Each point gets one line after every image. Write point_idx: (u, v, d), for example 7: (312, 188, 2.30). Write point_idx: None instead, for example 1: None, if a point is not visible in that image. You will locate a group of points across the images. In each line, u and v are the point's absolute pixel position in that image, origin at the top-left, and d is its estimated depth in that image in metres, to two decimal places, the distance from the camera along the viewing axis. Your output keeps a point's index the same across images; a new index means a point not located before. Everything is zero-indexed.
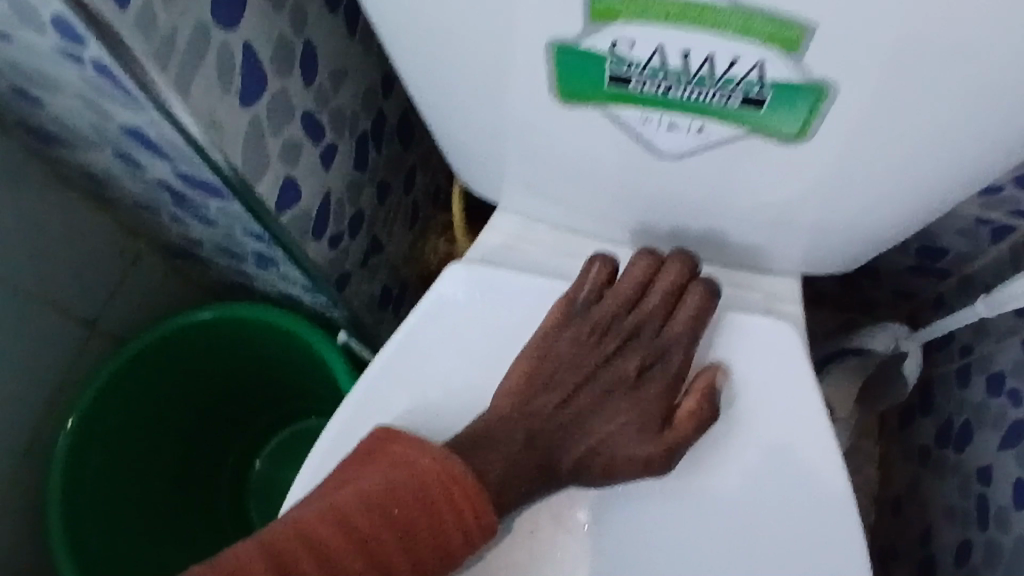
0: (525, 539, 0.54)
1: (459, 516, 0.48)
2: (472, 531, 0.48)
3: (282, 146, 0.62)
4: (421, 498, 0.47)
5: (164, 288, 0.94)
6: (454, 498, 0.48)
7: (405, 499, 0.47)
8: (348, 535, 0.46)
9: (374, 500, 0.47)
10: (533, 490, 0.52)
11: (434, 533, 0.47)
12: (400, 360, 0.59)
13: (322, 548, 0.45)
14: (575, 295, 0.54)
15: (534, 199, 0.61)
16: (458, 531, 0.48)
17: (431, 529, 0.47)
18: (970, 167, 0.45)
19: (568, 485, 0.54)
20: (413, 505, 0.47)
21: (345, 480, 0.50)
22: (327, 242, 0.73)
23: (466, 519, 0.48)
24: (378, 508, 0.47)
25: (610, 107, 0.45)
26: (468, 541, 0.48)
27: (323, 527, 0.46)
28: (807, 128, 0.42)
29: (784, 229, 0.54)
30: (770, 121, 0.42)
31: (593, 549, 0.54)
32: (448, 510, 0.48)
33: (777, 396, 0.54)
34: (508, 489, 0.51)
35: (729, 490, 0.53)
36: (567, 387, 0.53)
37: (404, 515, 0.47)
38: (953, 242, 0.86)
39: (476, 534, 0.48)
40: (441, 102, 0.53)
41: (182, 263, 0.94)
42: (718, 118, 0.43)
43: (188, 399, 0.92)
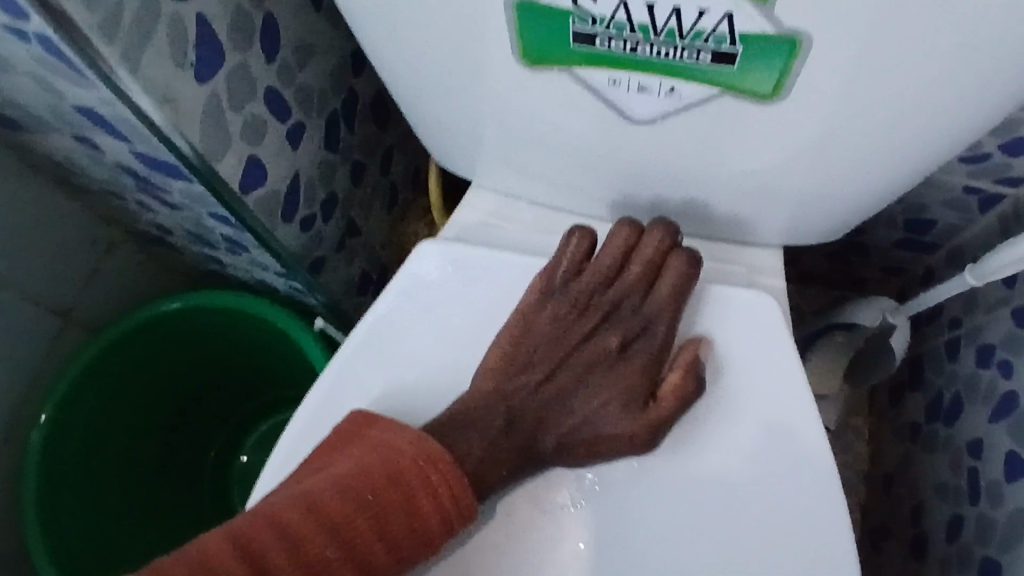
0: (503, 523, 0.52)
1: (439, 502, 0.45)
2: (450, 515, 0.46)
3: (244, 124, 0.60)
4: (396, 483, 0.45)
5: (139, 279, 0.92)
6: (432, 483, 0.45)
7: (380, 486, 0.45)
8: (321, 523, 0.43)
9: (349, 485, 0.45)
10: (512, 474, 0.49)
11: (411, 520, 0.45)
12: (372, 342, 0.56)
13: (292, 535, 0.43)
14: (554, 269, 0.51)
15: (509, 174, 0.59)
16: (436, 517, 0.45)
17: (408, 515, 0.45)
18: (954, 128, 0.43)
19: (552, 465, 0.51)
20: (389, 490, 0.45)
21: (321, 464, 0.48)
22: (298, 224, 0.71)
23: (443, 502, 0.45)
24: (353, 496, 0.44)
25: (577, 69, 0.43)
26: (446, 528, 0.46)
27: (295, 517, 0.43)
28: (782, 85, 0.40)
29: (764, 197, 0.53)
30: (742, 78, 0.40)
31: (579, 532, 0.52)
32: (426, 495, 0.45)
33: (761, 370, 0.52)
34: (483, 473, 0.48)
35: (716, 468, 0.51)
36: (547, 366, 0.50)
37: (379, 502, 0.44)
38: (939, 215, 0.84)
39: (454, 520, 0.46)
40: (405, 70, 0.51)
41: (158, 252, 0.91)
42: (688, 77, 0.41)
43: (166, 391, 0.90)
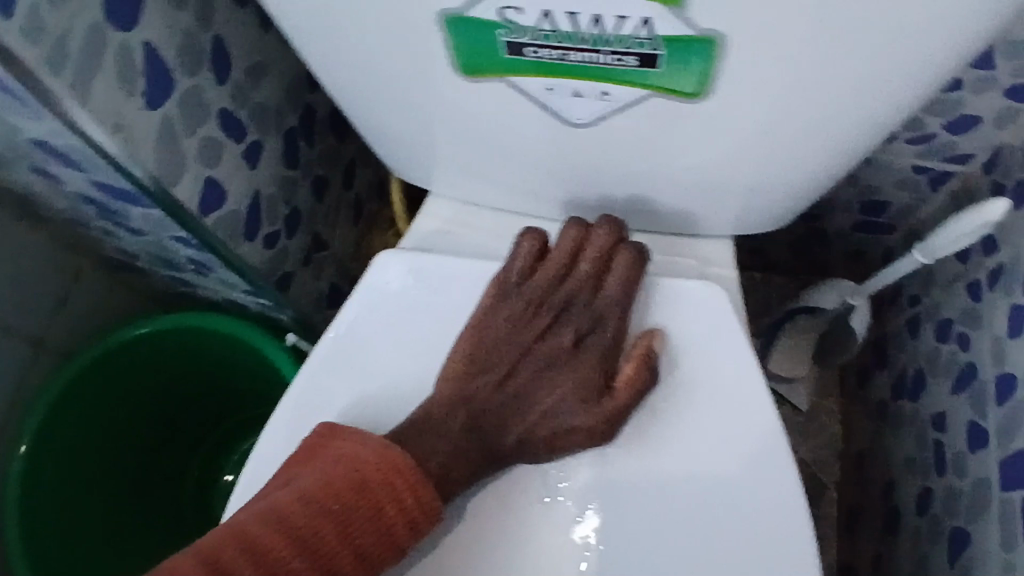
0: (472, 527, 0.53)
1: (402, 506, 0.46)
2: (416, 516, 0.47)
3: (199, 147, 0.60)
4: (361, 491, 0.46)
5: (111, 305, 0.92)
6: (394, 487, 0.46)
7: (344, 494, 0.46)
8: (288, 534, 0.44)
9: (313, 497, 0.45)
10: (475, 473, 0.51)
11: (377, 524, 0.46)
12: (336, 354, 0.57)
13: (258, 547, 0.43)
14: (508, 273, 0.53)
15: (463, 182, 0.61)
16: (400, 519, 0.46)
17: (373, 520, 0.46)
18: (878, 115, 0.45)
19: (514, 462, 0.52)
20: (354, 498, 0.46)
21: (288, 477, 0.49)
22: (262, 243, 0.72)
23: (408, 506, 0.46)
24: (318, 507, 0.45)
25: (512, 78, 0.44)
26: (412, 529, 0.47)
27: (261, 530, 0.44)
28: (707, 84, 0.42)
29: (708, 190, 0.54)
30: (669, 79, 0.42)
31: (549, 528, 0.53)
32: (391, 501, 0.46)
33: (712, 358, 0.54)
34: (446, 474, 0.49)
35: (674, 456, 0.52)
36: (504, 366, 0.51)
37: (344, 510, 0.45)
38: (892, 196, 0.87)
39: (419, 521, 0.47)
40: (352, 86, 0.52)
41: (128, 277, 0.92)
42: (618, 81, 0.42)
43: (144, 413, 0.91)
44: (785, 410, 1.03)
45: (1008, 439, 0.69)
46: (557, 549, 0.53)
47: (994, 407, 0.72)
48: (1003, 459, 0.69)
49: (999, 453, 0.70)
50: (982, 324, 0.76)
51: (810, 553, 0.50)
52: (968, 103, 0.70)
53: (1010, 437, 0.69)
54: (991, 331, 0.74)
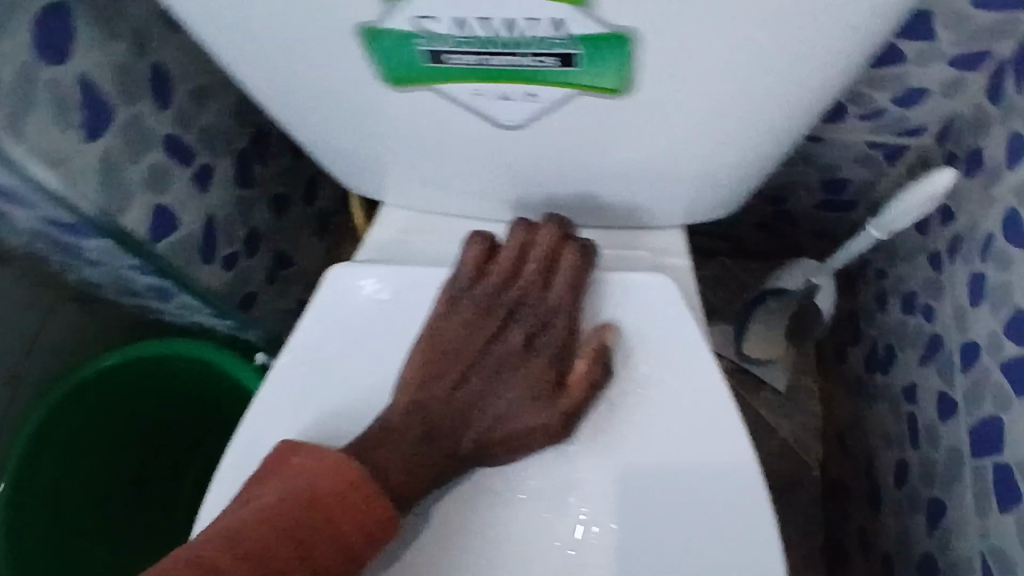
0: (434, 533, 0.53)
1: (357, 518, 0.46)
2: (373, 528, 0.47)
3: (145, 174, 0.60)
4: (315, 508, 0.46)
5: (86, 335, 0.91)
6: (349, 499, 0.47)
7: (299, 511, 0.46)
8: (246, 553, 0.44)
9: (267, 515, 0.46)
10: (433, 482, 0.51)
11: (333, 538, 0.46)
12: (294, 370, 0.57)
13: (205, 565, 0.43)
14: (456, 278, 0.53)
15: (413, 191, 0.61)
16: (357, 532, 0.46)
17: (329, 533, 0.46)
18: (805, 98, 0.45)
19: (474, 467, 0.52)
20: (309, 512, 0.46)
21: (246, 498, 0.49)
22: (220, 265, 0.71)
23: (364, 520, 0.47)
24: (274, 524, 0.45)
25: (438, 87, 0.44)
26: (370, 542, 0.47)
27: (217, 555, 0.44)
28: (630, 79, 0.42)
29: (651, 182, 0.54)
30: (591, 77, 0.42)
31: (512, 531, 0.53)
32: (346, 515, 0.46)
33: (666, 349, 0.54)
34: (402, 485, 0.49)
35: (631, 448, 0.53)
36: (457, 371, 0.52)
37: (299, 525, 0.46)
38: (852, 174, 0.87)
39: (377, 533, 0.47)
40: (287, 103, 0.52)
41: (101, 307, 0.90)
42: (542, 81, 0.43)
43: (125, 434, 0.90)
44: (764, 392, 1.04)
45: (975, 407, 0.69)
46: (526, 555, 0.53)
47: (960, 376, 0.72)
48: (972, 428, 0.70)
49: (968, 421, 0.70)
50: (945, 294, 0.76)
51: (772, 536, 0.50)
52: (914, 76, 0.70)
53: (977, 405, 0.69)
54: (953, 301, 0.74)
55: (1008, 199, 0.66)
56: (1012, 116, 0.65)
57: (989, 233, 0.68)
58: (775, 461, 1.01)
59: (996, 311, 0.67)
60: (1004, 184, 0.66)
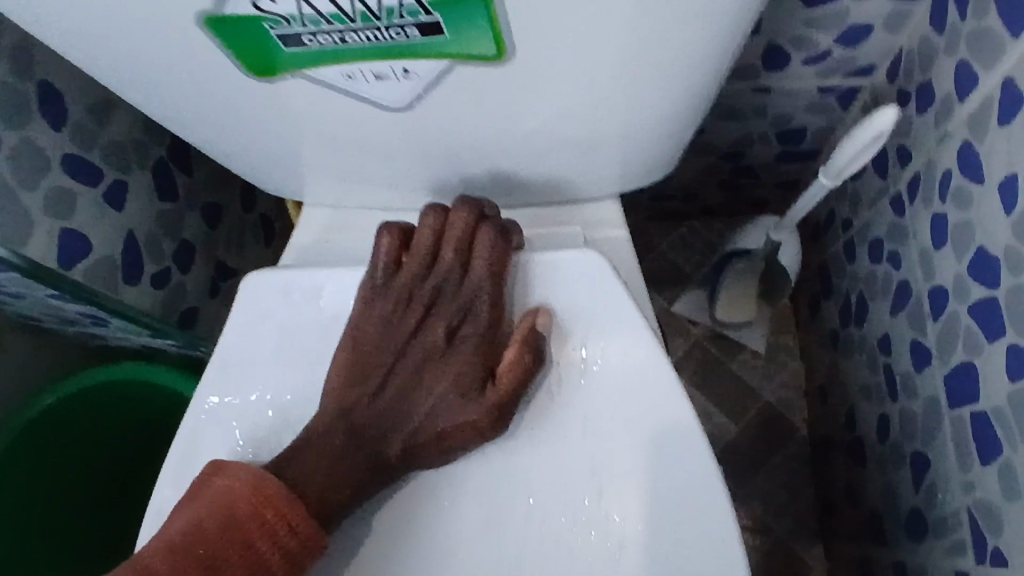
0: (372, 551, 0.50)
1: (275, 535, 0.45)
2: (293, 548, 0.45)
3: (46, 198, 0.57)
4: (230, 530, 0.45)
5: (37, 370, 0.81)
6: (268, 519, 0.45)
7: (214, 538, 0.44)
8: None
9: (181, 545, 0.44)
10: (365, 491, 0.49)
11: (252, 562, 0.45)
12: (220, 388, 0.54)
13: None
14: (373, 273, 0.52)
15: (329, 186, 0.58)
16: (276, 554, 0.45)
17: (247, 558, 0.45)
18: (702, 45, 0.42)
19: (408, 473, 0.51)
20: (224, 537, 0.45)
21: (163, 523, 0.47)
22: (149, 284, 0.69)
23: (286, 539, 0.45)
24: (188, 553, 0.44)
25: (310, 72, 0.43)
26: (291, 563, 0.45)
27: None
28: (503, 45, 0.40)
29: (569, 152, 0.51)
30: (461, 46, 0.40)
31: (455, 538, 0.49)
32: (264, 535, 0.45)
33: (599, 328, 0.51)
34: (329, 497, 0.48)
35: (570, 436, 0.50)
36: (380, 371, 0.50)
37: (214, 553, 0.44)
38: (805, 122, 0.83)
39: (298, 554, 0.45)
40: (174, 105, 0.49)
41: (51, 336, 0.81)
42: (412, 56, 0.41)
43: (64, 489, 0.79)
44: (743, 355, 1.01)
45: (947, 354, 0.66)
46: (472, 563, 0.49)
47: (931, 323, 0.69)
48: (947, 375, 0.66)
49: (942, 368, 0.67)
50: (908, 237, 0.72)
51: (726, 512, 0.48)
52: (852, 12, 0.66)
53: (949, 351, 0.66)
54: (918, 245, 0.70)
55: (961, 132, 0.62)
56: (957, 43, 0.61)
57: (947, 169, 0.64)
58: (760, 423, 0.99)
59: (959, 252, 0.63)
60: (955, 118, 0.63)
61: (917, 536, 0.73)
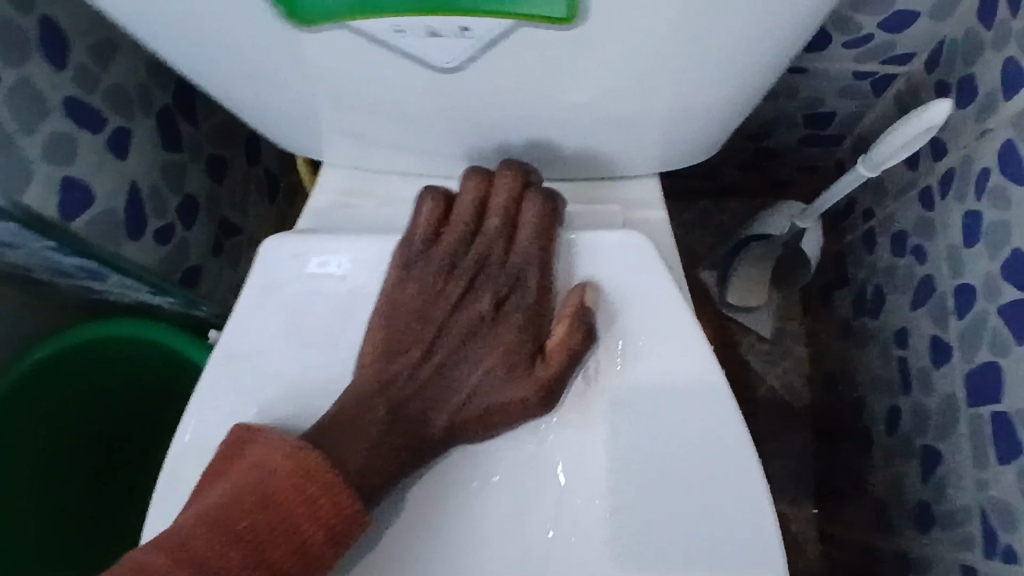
0: (408, 526, 0.48)
1: (315, 511, 0.42)
2: (336, 525, 0.42)
3: (46, 143, 0.53)
4: (270, 506, 0.42)
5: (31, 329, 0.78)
6: (307, 494, 0.42)
7: (253, 512, 0.42)
8: (195, 572, 0.40)
9: (217, 520, 0.41)
10: (405, 468, 0.47)
11: (292, 537, 0.42)
12: (236, 356, 0.52)
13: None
14: (410, 240, 0.48)
15: (352, 148, 0.55)
16: (318, 531, 0.42)
17: (287, 532, 0.42)
18: (774, 23, 0.39)
19: (448, 449, 0.48)
20: (263, 512, 0.42)
21: (197, 496, 0.45)
22: (151, 239, 0.65)
23: (326, 514, 0.42)
24: (226, 528, 0.41)
25: (357, 23, 0.39)
26: (332, 542, 0.42)
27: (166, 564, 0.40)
28: (573, 6, 0.36)
29: (615, 126, 0.48)
30: (528, 5, 0.37)
31: (495, 517, 0.48)
32: (305, 511, 0.42)
33: (645, 311, 0.48)
34: (369, 474, 0.45)
35: (619, 419, 0.48)
36: (421, 343, 0.47)
37: (253, 529, 0.41)
38: (834, 107, 0.81)
39: (341, 530, 0.43)
40: (194, 48, 0.45)
41: (44, 292, 0.77)
42: (474, 13, 0.37)
43: (53, 449, 0.76)
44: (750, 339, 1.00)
45: (971, 353, 0.65)
46: (514, 542, 0.48)
47: (955, 321, 0.67)
48: (968, 373, 0.65)
49: (963, 366, 0.66)
50: (937, 233, 0.70)
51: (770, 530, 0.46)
52: None
53: (972, 350, 0.65)
54: (946, 240, 0.68)
55: (1005, 129, 0.60)
56: (1005, 38, 0.59)
57: (985, 167, 0.62)
58: (764, 409, 0.98)
59: (993, 252, 0.62)
60: (998, 114, 0.60)
61: (924, 529, 0.72)
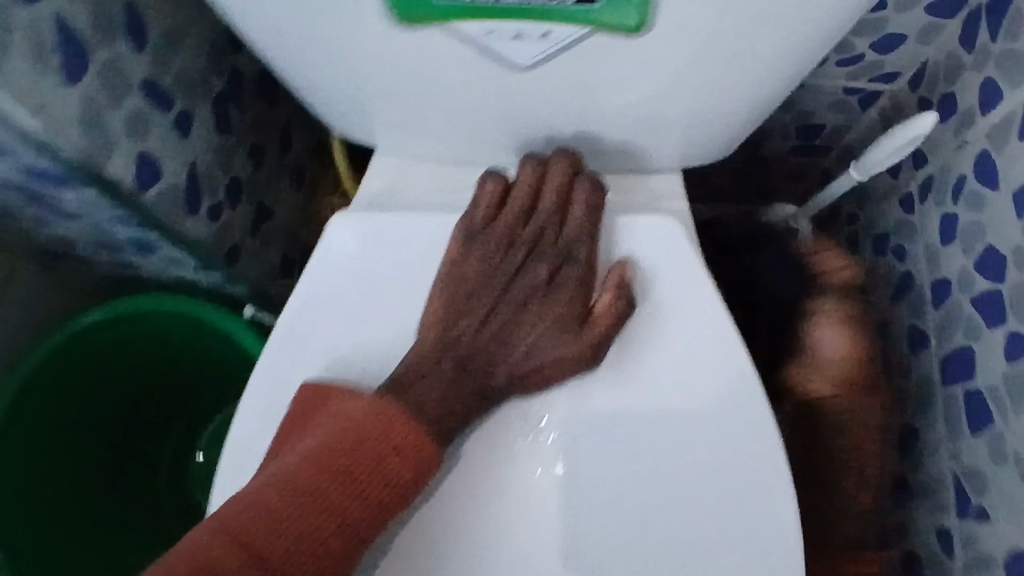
0: (469, 465, 0.55)
1: (401, 450, 0.47)
2: (419, 461, 0.48)
3: (126, 120, 0.57)
4: (361, 447, 0.47)
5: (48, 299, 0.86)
6: (393, 436, 0.48)
7: (347, 452, 0.47)
8: (305, 504, 0.46)
9: (317, 461, 0.47)
10: (470, 414, 0.52)
11: (382, 472, 0.47)
12: (303, 319, 0.57)
13: (273, 511, 0.45)
14: (472, 217, 0.54)
15: (406, 139, 0.60)
16: (404, 467, 0.48)
17: (377, 468, 0.47)
18: (804, 38, 0.45)
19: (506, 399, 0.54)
20: (355, 453, 0.47)
21: (291, 445, 0.50)
22: (205, 216, 0.69)
23: (409, 450, 0.48)
24: (324, 467, 0.47)
25: (453, 24, 0.45)
26: (416, 476, 0.48)
27: (278, 499, 0.45)
28: (645, 17, 0.43)
29: (653, 125, 0.55)
30: (609, 15, 0.43)
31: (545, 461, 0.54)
32: (392, 450, 0.47)
33: (676, 281, 0.55)
34: (442, 419, 0.50)
35: (656, 379, 0.54)
36: (484, 306, 0.53)
37: (349, 467, 0.47)
38: (825, 119, 0.89)
39: (423, 465, 0.48)
40: (284, 39, 0.50)
41: (68, 263, 0.84)
42: (559, 20, 0.43)
43: (79, 415, 0.82)
44: None
45: (946, 340, 0.73)
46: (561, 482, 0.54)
47: (932, 312, 0.75)
48: (943, 358, 0.73)
49: (940, 352, 0.74)
50: (917, 234, 0.78)
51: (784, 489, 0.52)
52: (891, 21, 0.72)
53: (948, 337, 0.73)
54: (925, 241, 0.77)
55: (981, 142, 0.68)
56: (984, 61, 0.67)
57: (962, 175, 0.71)
58: None
59: (968, 249, 0.70)
60: (975, 128, 0.68)
61: (902, 499, 0.80)
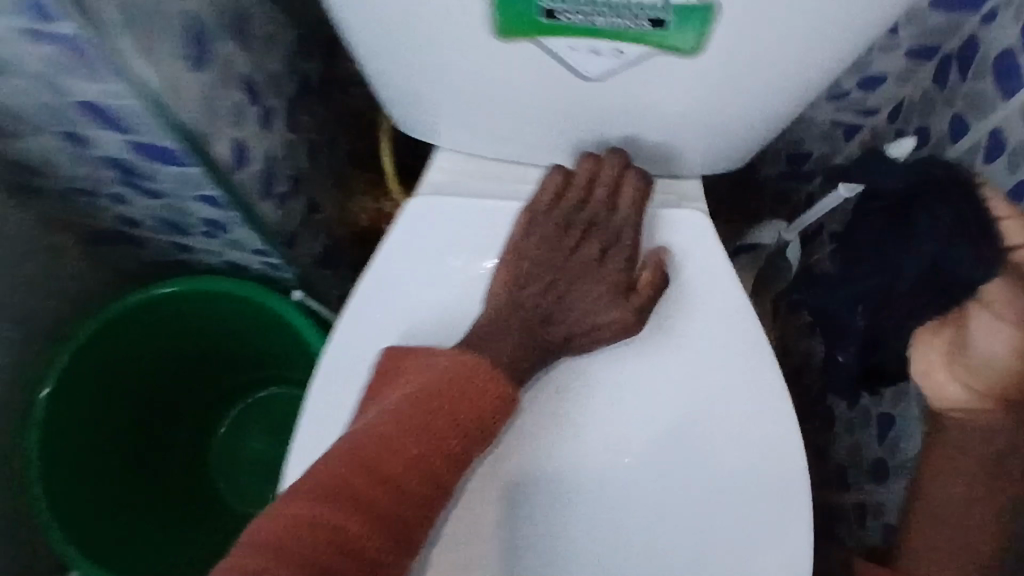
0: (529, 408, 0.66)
1: (486, 393, 0.56)
2: (500, 402, 0.56)
3: (230, 109, 0.64)
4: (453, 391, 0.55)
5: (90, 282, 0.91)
6: (480, 381, 0.56)
7: (442, 394, 0.55)
8: (412, 437, 0.53)
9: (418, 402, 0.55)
10: (534, 364, 0.62)
11: (471, 412, 0.55)
12: (378, 287, 0.65)
13: (386, 444, 0.53)
14: (537, 202, 0.63)
15: (468, 138, 0.69)
16: (488, 406, 0.56)
17: (467, 407, 0.55)
18: (821, 66, 0.56)
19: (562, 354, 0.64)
20: (449, 394, 0.55)
21: (386, 393, 0.58)
22: (273, 201, 0.77)
23: (492, 393, 0.56)
24: (424, 407, 0.54)
25: (541, 39, 0.54)
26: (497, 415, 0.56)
27: (389, 433, 0.53)
28: (701, 43, 0.52)
29: (686, 134, 0.65)
30: (674, 40, 0.52)
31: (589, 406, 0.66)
32: (479, 393, 0.56)
33: (705, 265, 0.65)
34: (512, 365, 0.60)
35: (684, 340, 0.65)
36: (546, 277, 0.62)
37: (446, 407, 0.55)
38: (813, 147, 1.00)
39: (503, 406, 0.57)
40: (385, 45, 0.58)
41: (116, 248, 0.89)
42: (632, 41, 0.53)
43: (123, 381, 0.88)
44: None
45: None
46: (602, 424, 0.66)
47: None
48: None
49: None
50: None
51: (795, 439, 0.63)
52: (876, 63, 0.83)
53: None
54: None
55: None
56: (954, 98, 0.78)
57: None
58: None
59: None
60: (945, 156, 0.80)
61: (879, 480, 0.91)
